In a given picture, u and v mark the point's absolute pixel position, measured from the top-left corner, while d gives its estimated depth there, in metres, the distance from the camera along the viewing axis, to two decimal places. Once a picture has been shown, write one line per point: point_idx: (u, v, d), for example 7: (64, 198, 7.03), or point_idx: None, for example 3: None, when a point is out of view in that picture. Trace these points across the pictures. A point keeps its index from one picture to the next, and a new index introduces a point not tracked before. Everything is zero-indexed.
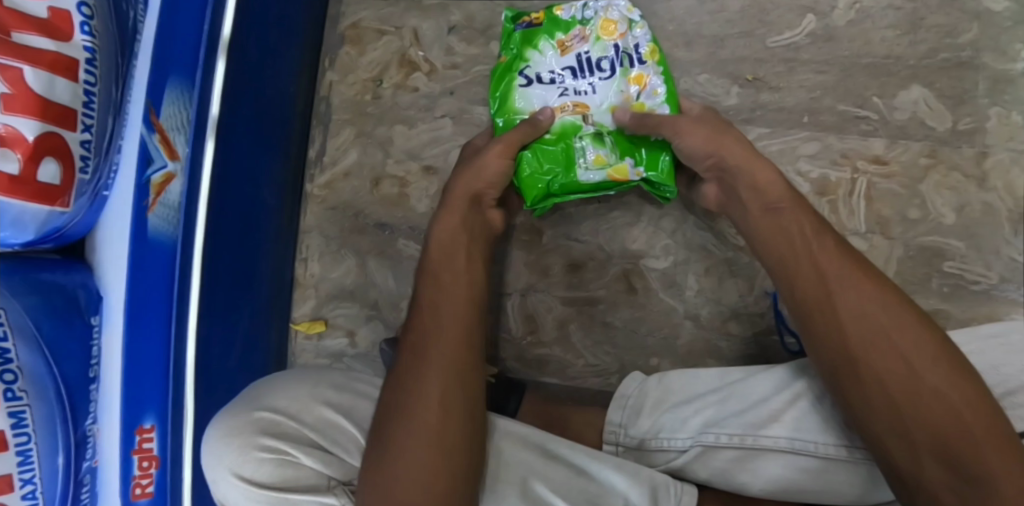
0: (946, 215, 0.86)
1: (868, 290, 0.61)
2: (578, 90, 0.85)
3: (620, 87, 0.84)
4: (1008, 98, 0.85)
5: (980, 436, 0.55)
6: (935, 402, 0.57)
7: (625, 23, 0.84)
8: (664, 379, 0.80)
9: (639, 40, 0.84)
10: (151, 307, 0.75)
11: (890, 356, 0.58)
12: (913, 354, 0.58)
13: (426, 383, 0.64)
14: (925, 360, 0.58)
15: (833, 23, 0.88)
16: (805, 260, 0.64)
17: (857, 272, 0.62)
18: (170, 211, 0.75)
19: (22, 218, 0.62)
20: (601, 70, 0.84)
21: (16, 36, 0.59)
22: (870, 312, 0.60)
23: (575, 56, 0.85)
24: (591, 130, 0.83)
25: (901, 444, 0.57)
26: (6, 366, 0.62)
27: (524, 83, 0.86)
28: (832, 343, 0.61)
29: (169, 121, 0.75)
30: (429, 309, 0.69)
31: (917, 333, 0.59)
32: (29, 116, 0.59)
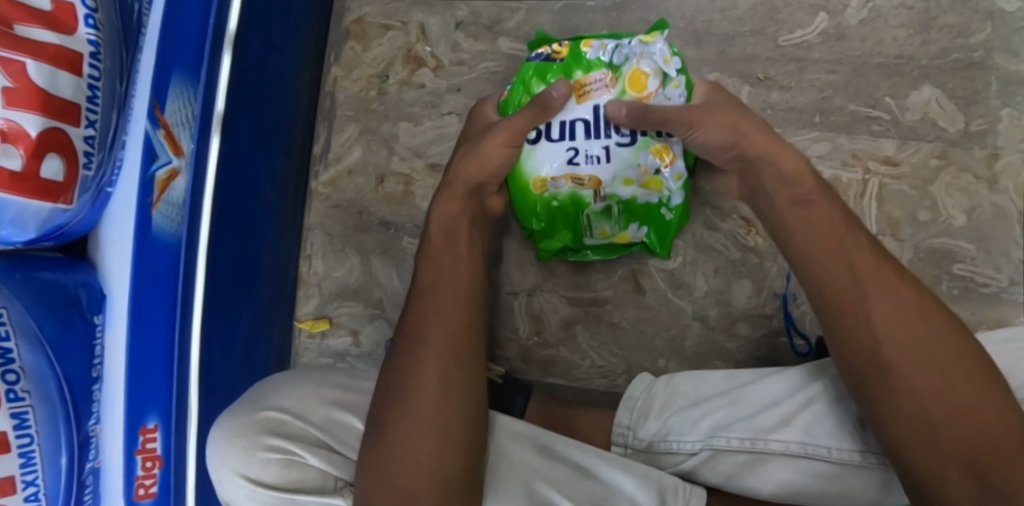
0: (956, 217, 0.85)
1: (902, 295, 0.60)
2: (590, 153, 0.80)
3: (637, 159, 0.80)
4: (1019, 99, 0.85)
5: (1006, 447, 0.55)
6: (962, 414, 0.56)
7: (656, 75, 0.79)
8: (672, 382, 0.79)
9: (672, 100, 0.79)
10: (154, 305, 0.74)
11: (921, 363, 0.58)
12: (941, 363, 0.58)
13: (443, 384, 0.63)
14: (955, 369, 0.57)
15: (845, 22, 0.87)
16: (829, 257, 0.63)
17: (883, 274, 0.61)
18: (174, 209, 0.75)
19: (25, 216, 0.60)
20: (619, 134, 0.80)
21: (18, 28, 0.58)
22: (903, 317, 0.59)
23: (593, 107, 0.80)
24: (602, 205, 0.82)
25: (925, 452, 0.56)
26: (8, 367, 0.61)
27: (535, 137, 0.80)
28: (861, 346, 0.60)
29: (173, 117, 0.73)
30: (445, 305, 0.68)
31: (949, 338, 0.58)
32: (32, 111, 0.58)
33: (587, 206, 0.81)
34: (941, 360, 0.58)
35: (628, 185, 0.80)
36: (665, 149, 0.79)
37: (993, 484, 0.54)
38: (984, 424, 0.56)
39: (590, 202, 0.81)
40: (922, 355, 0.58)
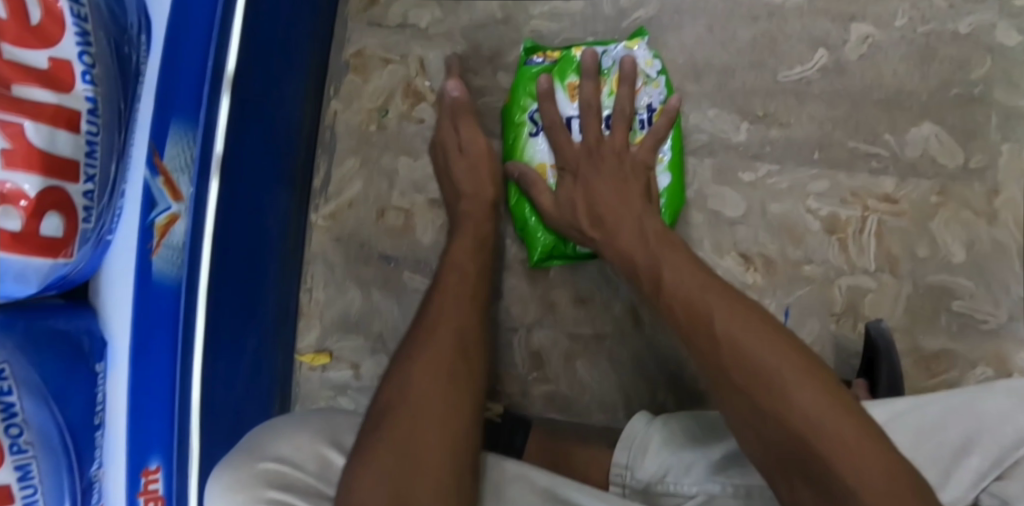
0: (956, 253, 0.85)
1: (716, 298, 0.66)
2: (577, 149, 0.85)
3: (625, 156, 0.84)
4: (1019, 133, 0.85)
5: (826, 426, 0.55)
6: (789, 418, 0.57)
7: (641, 78, 0.84)
8: (668, 423, 0.80)
9: (652, 100, 0.85)
10: (156, 346, 0.75)
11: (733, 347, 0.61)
12: (767, 366, 0.59)
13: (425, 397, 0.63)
14: (764, 350, 0.60)
15: (845, 57, 0.87)
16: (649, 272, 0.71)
17: (700, 278, 0.68)
18: (174, 252, 0.75)
19: (26, 273, 0.61)
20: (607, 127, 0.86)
21: (16, 88, 0.57)
22: (717, 312, 0.64)
23: None
24: None
25: (761, 437, 0.58)
26: (12, 420, 0.61)
27: (534, 131, 0.86)
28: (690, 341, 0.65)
29: (172, 163, 0.74)
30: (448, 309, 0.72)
31: (758, 328, 0.62)
32: (31, 172, 0.58)
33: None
34: (768, 366, 0.59)
35: None
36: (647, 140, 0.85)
37: (818, 468, 0.54)
38: (816, 418, 0.56)
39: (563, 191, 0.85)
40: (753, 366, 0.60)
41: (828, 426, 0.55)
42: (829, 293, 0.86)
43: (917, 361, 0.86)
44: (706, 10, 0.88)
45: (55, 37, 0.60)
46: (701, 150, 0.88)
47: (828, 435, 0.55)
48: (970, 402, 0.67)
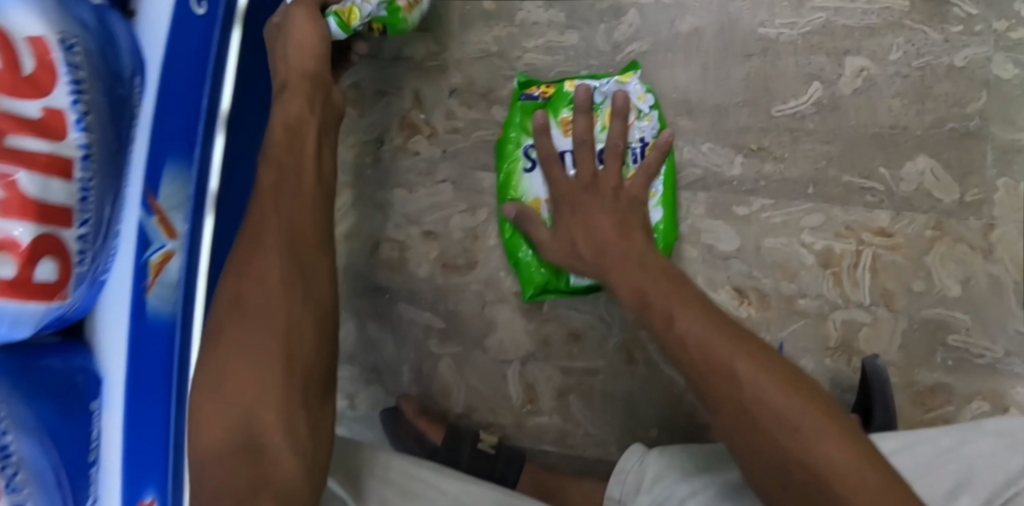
0: (951, 287, 0.85)
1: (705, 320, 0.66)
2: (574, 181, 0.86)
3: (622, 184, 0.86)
4: (1015, 168, 0.84)
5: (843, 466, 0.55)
6: (790, 455, 0.56)
7: (634, 113, 0.85)
8: (662, 455, 0.82)
9: (645, 133, 0.86)
10: (150, 382, 0.77)
11: (728, 372, 0.61)
12: (773, 395, 0.59)
13: (238, 341, 0.62)
14: (767, 384, 0.59)
15: (839, 91, 0.86)
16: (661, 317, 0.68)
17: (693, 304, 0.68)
18: (168, 289, 0.77)
19: (22, 317, 0.60)
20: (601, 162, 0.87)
21: (11, 140, 0.57)
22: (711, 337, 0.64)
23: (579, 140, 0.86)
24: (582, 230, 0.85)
25: (776, 471, 0.57)
26: (6, 461, 0.63)
27: (528, 166, 0.87)
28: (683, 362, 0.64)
29: (167, 201, 0.74)
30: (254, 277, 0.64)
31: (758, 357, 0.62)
32: (25, 219, 0.58)
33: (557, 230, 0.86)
34: (781, 403, 0.58)
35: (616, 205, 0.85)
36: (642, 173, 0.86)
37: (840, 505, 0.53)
38: (836, 457, 0.55)
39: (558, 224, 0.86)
40: (744, 404, 0.59)
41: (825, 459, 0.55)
42: (824, 328, 0.86)
43: (912, 396, 0.86)
44: (699, 50, 0.88)
45: (46, 86, 0.60)
46: (694, 184, 0.88)
47: (835, 473, 0.54)
48: (957, 445, 0.67)
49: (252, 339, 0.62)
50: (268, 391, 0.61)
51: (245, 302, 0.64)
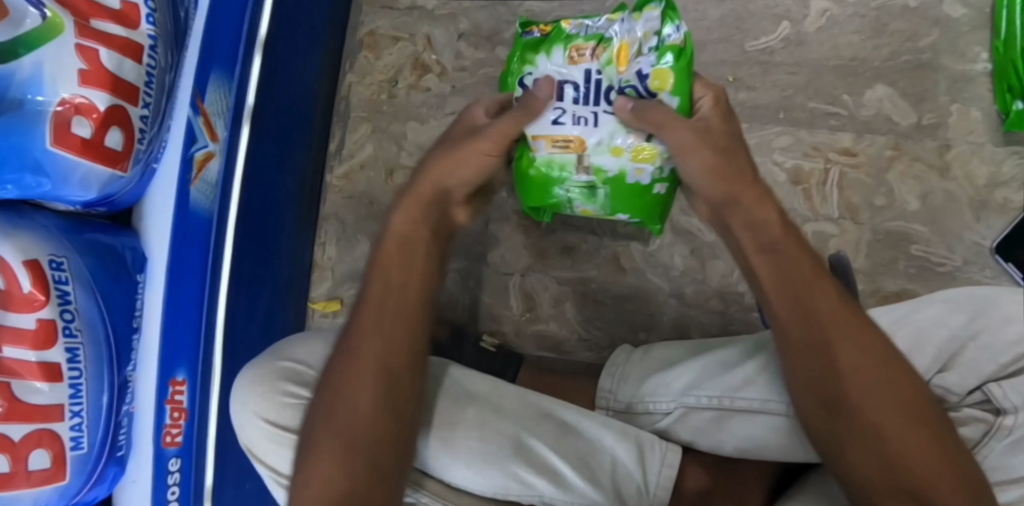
0: (911, 202, 0.93)
1: (867, 344, 0.61)
2: (578, 116, 0.80)
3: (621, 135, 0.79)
4: (967, 95, 0.93)
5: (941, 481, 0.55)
6: (886, 443, 0.57)
7: (637, 45, 0.78)
8: (649, 352, 0.90)
9: (646, 66, 0.78)
10: (189, 270, 0.85)
11: (867, 384, 0.59)
12: (898, 406, 0.58)
13: (358, 388, 0.64)
14: (897, 401, 0.58)
15: (805, 29, 0.97)
16: (807, 319, 0.63)
17: (854, 322, 0.63)
18: (208, 187, 0.86)
19: (90, 179, 0.71)
20: (608, 101, 0.79)
21: (93, 22, 0.69)
22: (867, 358, 0.60)
23: (585, 71, 0.80)
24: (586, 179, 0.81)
25: (881, 476, 0.56)
26: (66, 307, 0.72)
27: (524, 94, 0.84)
28: (816, 365, 0.61)
29: (211, 107, 0.85)
30: (389, 313, 0.68)
31: (902, 382, 0.59)
32: (100, 89, 0.69)
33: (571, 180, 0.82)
34: (904, 417, 0.58)
35: (617, 154, 0.79)
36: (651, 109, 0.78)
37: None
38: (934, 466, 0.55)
39: (572, 173, 0.81)
40: (850, 406, 0.59)
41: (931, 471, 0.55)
42: None
43: (879, 301, 0.93)
44: None
45: None
46: None
47: (932, 479, 0.55)
48: (909, 313, 0.74)
49: (364, 385, 0.64)
50: (362, 445, 0.61)
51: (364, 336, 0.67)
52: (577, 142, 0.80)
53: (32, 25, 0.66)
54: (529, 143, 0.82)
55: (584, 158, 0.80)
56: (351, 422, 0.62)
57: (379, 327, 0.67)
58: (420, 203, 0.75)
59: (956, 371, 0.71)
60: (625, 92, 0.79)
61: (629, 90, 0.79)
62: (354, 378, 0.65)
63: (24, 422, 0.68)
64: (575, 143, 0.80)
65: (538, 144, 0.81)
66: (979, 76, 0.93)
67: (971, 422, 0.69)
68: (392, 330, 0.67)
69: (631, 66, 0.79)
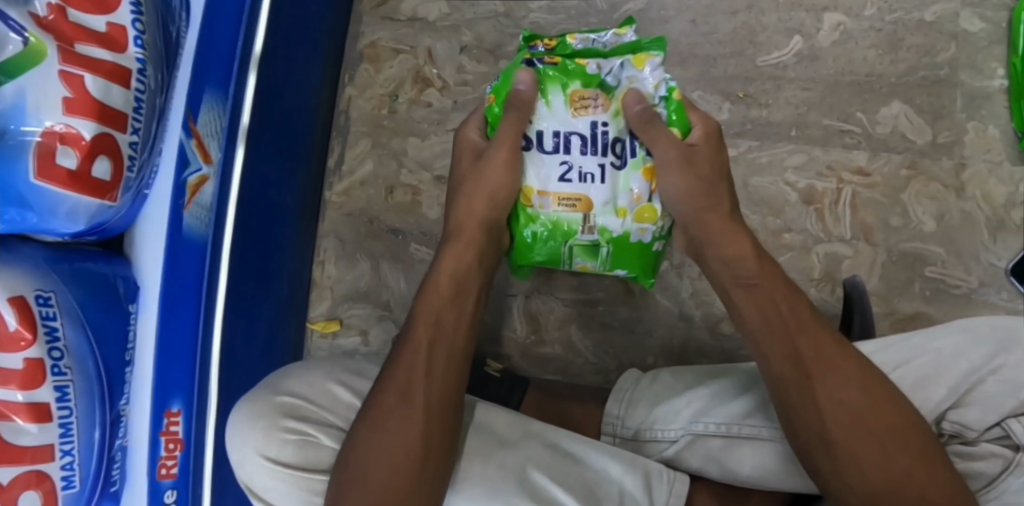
0: (926, 223, 0.91)
1: (846, 372, 0.61)
2: (583, 172, 0.75)
3: (628, 185, 0.76)
4: (984, 113, 0.91)
5: None
6: (877, 482, 0.57)
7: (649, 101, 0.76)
8: (657, 376, 0.85)
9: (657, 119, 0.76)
10: (184, 296, 0.82)
11: (852, 418, 0.59)
12: (886, 440, 0.58)
13: (402, 419, 0.64)
14: (885, 434, 0.59)
15: (818, 44, 0.94)
16: (783, 348, 0.64)
17: (833, 349, 0.63)
18: (202, 211, 0.82)
19: (77, 209, 0.68)
20: (613, 155, 0.75)
21: (78, 47, 0.66)
22: (849, 393, 0.60)
23: (591, 123, 0.75)
24: (587, 240, 0.76)
25: None
26: (54, 344, 0.68)
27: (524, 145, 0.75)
28: (801, 403, 0.61)
29: (205, 128, 0.81)
30: (439, 354, 0.69)
31: (889, 414, 0.59)
32: (87, 118, 0.65)
33: (574, 238, 0.76)
34: (893, 452, 0.58)
35: (620, 216, 0.75)
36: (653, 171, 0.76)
37: None
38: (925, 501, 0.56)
39: (577, 232, 0.76)
40: (839, 444, 0.59)
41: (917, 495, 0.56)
42: (809, 260, 0.91)
43: (894, 324, 0.90)
44: (690, 5, 0.96)
45: (112, 5, 0.69)
46: None
47: None
48: (926, 341, 0.70)
49: (410, 417, 0.65)
50: (405, 477, 0.62)
51: (418, 373, 0.67)
52: (583, 201, 0.75)
53: (14, 51, 0.62)
54: (534, 200, 0.76)
55: (588, 218, 0.76)
56: (394, 453, 0.63)
57: (429, 365, 0.68)
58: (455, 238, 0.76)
59: (975, 406, 0.66)
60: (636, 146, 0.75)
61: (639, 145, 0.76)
62: (394, 407, 0.65)
63: (12, 466, 0.65)
64: (581, 203, 0.75)
65: (545, 201, 0.76)
66: (996, 94, 0.91)
67: (988, 457, 0.65)
68: (445, 370, 0.69)
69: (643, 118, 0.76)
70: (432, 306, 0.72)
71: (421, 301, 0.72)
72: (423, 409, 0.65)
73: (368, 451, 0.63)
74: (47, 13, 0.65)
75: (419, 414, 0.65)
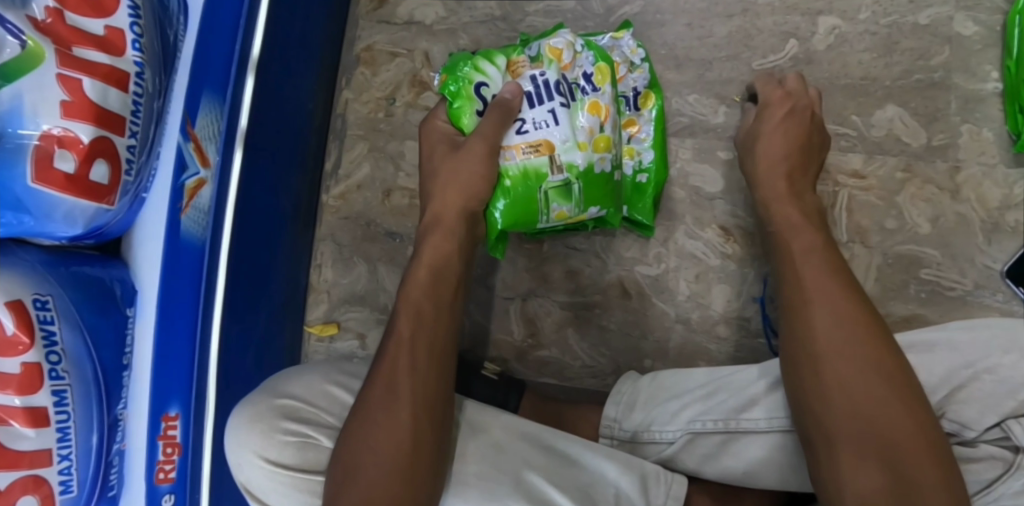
0: (922, 225, 0.91)
1: (848, 309, 0.66)
2: (537, 121, 0.81)
3: (579, 122, 0.82)
4: (978, 116, 0.91)
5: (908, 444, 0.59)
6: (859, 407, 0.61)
7: (568, 51, 0.83)
8: (656, 377, 0.86)
9: (585, 69, 0.84)
10: (182, 299, 0.82)
11: (844, 347, 0.64)
12: (872, 370, 0.63)
13: (387, 407, 0.65)
14: (871, 364, 0.63)
15: (814, 47, 0.95)
16: (796, 284, 0.70)
17: (841, 286, 0.68)
18: (200, 214, 0.83)
19: (74, 213, 0.68)
20: (559, 96, 0.81)
21: (76, 50, 0.66)
22: (845, 324, 0.65)
23: (529, 78, 0.82)
24: (559, 180, 0.81)
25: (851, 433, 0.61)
26: (52, 348, 0.69)
27: (480, 106, 0.82)
28: (801, 334, 0.67)
29: (202, 132, 0.82)
30: (434, 317, 0.72)
31: (878, 351, 0.63)
32: (85, 122, 0.65)
33: (546, 182, 0.81)
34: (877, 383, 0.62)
35: (581, 149, 0.81)
36: (597, 104, 0.83)
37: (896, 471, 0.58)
38: (898, 429, 0.60)
39: (547, 175, 0.81)
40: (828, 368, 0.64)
41: (892, 430, 0.60)
42: None
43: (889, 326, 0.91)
44: (686, 9, 0.97)
45: (110, 9, 0.69)
46: (682, 132, 0.95)
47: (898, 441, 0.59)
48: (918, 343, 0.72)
49: (397, 408, 0.65)
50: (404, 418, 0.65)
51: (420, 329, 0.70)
52: (545, 145, 0.81)
53: (12, 55, 0.63)
54: (500, 155, 0.81)
55: (554, 160, 0.81)
56: (382, 442, 0.63)
57: (430, 315, 0.72)
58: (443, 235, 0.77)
59: (972, 407, 0.66)
60: (573, 90, 0.83)
61: (575, 88, 0.83)
62: (402, 359, 0.68)
63: (10, 470, 0.65)
64: (544, 147, 0.81)
65: (510, 153, 0.81)
66: (991, 96, 0.91)
67: (987, 459, 0.65)
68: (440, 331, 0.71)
69: (573, 67, 0.84)
70: (417, 289, 0.73)
71: (404, 289, 0.74)
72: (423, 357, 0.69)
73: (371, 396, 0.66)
74: (44, 17, 0.66)
75: (405, 402, 0.65)
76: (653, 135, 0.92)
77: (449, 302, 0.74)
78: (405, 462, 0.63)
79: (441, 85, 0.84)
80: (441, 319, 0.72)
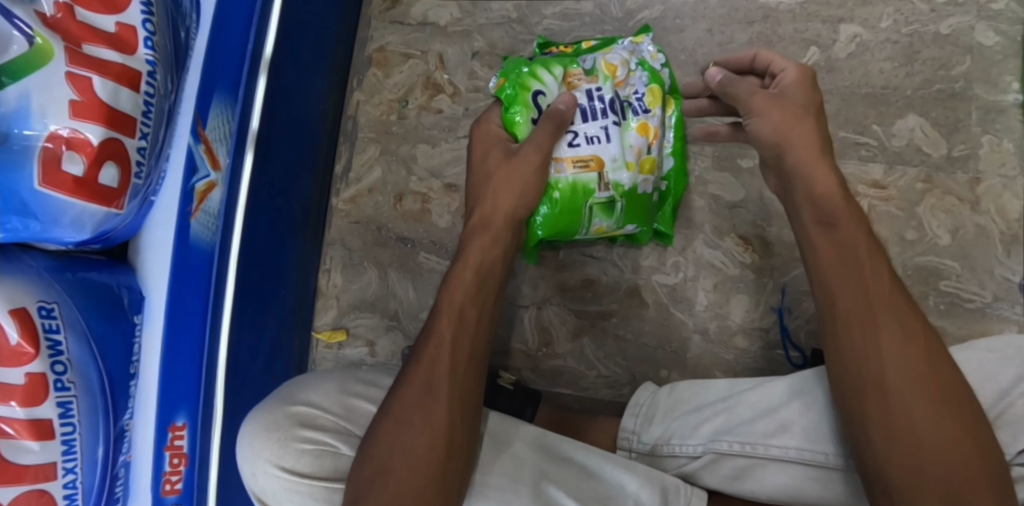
0: (941, 236, 0.90)
1: (902, 323, 0.60)
2: (589, 136, 0.81)
3: (628, 141, 0.82)
4: (999, 127, 0.90)
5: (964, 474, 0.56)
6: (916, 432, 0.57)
7: (624, 69, 0.84)
8: (675, 390, 0.84)
9: (637, 88, 0.84)
10: (190, 307, 0.79)
11: (900, 363, 0.59)
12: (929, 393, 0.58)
13: (423, 397, 0.64)
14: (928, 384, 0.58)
15: (834, 55, 0.94)
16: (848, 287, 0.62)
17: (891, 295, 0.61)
18: (209, 218, 0.80)
19: (82, 218, 0.65)
20: (614, 115, 0.82)
21: (86, 47, 0.64)
22: (900, 342, 0.59)
23: (585, 93, 0.82)
24: (605, 197, 0.81)
25: (905, 459, 0.57)
26: (57, 358, 0.66)
27: (535, 115, 0.81)
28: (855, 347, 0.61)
29: (213, 133, 0.79)
30: (472, 313, 0.70)
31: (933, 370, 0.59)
32: (95, 123, 0.63)
33: (592, 197, 0.81)
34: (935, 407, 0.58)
35: (628, 169, 0.82)
36: (647, 125, 0.83)
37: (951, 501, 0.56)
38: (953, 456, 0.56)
39: (594, 190, 0.81)
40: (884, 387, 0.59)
41: (947, 456, 0.57)
42: None
43: None
44: (706, 14, 0.96)
45: (122, 5, 0.66)
46: (702, 139, 0.94)
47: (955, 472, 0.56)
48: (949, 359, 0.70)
49: (433, 409, 0.63)
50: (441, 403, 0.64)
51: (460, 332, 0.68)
52: (595, 161, 0.81)
53: (18, 51, 0.59)
54: (551, 167, 0.80)
55: (602, 176, 0.81)
56: (415, 448, 0.61)
57: (462, 305, 0.70)
58: (465, 243, 0.75)
59: (1005, 430, 0.65)
60: (624, 108, 0.83)
61: (626, 106, 0.83)
62: (437, 349, 0.67)
63: (12, 486, 0.63)
64: (595, 162, 0.81)
65: (561, 165, 0.80)
66: (1011, 107, 0.90)
67: None
68: (475, 330, 0.70)
69: (626, 84, 0.84)
70: (452, 293, 0.71)
71: (445, 291, 0.71)
72: (461, 339, 0.68)
73: (412, 379, 0.66)
74: (53, 12, 0.63)
75: (443, 406, 0.64)
76: (672, 141, 0.89)
77: (488, 310, 0.72)
78: (439, 471, 0.61)
79: (496, 89, 0.82)
80: (479, 328, 0.70)
